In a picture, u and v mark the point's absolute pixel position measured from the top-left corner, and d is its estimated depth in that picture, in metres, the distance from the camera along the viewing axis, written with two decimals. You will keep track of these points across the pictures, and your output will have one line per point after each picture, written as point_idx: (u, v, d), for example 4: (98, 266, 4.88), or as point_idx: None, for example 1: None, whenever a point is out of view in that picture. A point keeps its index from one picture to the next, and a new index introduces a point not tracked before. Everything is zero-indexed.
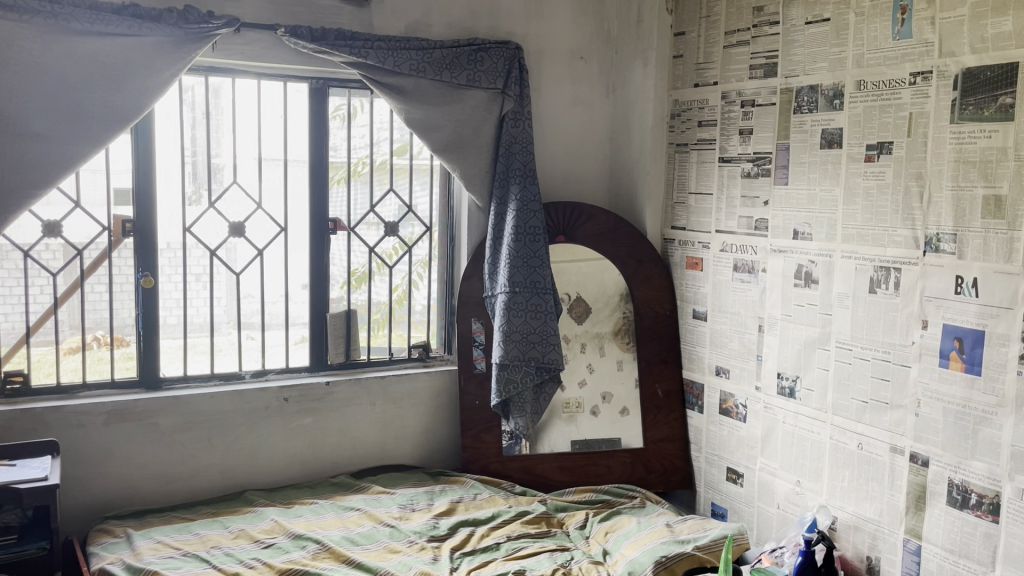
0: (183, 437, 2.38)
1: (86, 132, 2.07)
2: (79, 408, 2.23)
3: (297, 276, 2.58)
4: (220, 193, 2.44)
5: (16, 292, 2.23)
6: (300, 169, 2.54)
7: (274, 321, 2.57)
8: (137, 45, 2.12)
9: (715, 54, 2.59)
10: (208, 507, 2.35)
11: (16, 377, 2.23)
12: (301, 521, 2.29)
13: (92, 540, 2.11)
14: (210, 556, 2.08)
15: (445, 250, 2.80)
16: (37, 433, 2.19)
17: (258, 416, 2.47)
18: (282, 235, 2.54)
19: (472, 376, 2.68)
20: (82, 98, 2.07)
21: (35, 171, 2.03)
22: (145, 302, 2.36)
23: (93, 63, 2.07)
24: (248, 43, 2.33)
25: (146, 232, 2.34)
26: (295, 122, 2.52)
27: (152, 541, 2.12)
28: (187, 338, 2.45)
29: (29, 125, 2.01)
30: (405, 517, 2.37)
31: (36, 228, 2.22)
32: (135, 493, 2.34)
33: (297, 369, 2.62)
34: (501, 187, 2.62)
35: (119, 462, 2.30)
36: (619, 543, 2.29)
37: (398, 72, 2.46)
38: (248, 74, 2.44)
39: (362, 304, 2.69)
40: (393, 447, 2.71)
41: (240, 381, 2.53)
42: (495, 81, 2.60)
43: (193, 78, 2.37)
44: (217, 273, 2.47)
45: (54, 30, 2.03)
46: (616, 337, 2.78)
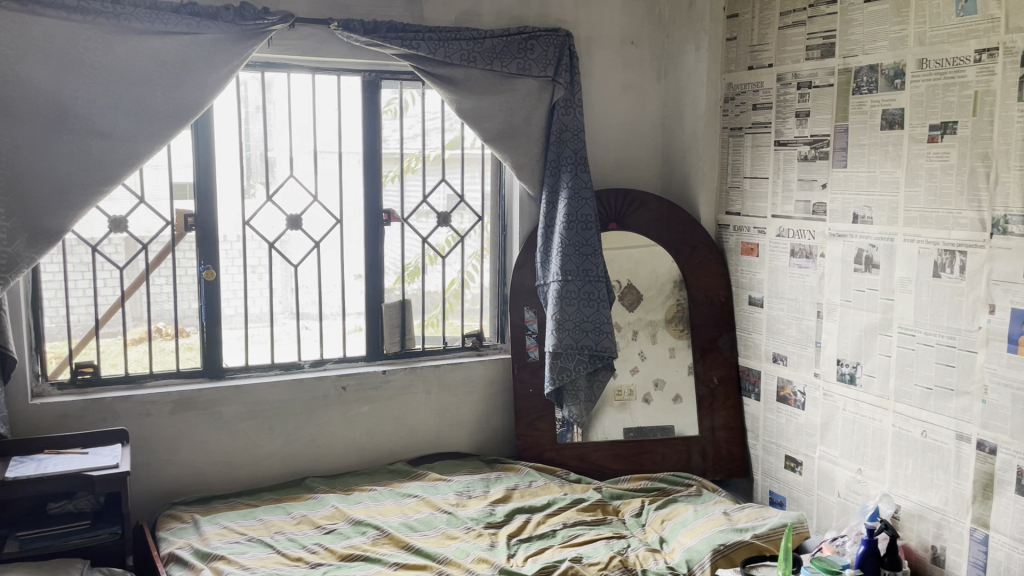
0: (245, 424, 2.44)
1: (150, 129, 2.13)
2: (146, 397, 2.30)
3: (352, 266, 2.62)
4: (277, 187, 2.48)
5: (83, 286, 2.30)
6: (354, 161, 2.57)
7: (330, 311, 2.62)
8: (196, 43, 2.17)
9: (770, 35, 2.55)
10: (270, 493, 2.41)
11: (86, 367, 2.31)
12: (361, 507, 2.33)
13: (161, 526, 2.18)
14: (274, 542, 2.13)
15: (497, 239, 2.82)
16: (106, 421, 2.26)
17: (316, 404, 2.52)
18: (337, 227, 2.58)
19: (526, 364, 2.69)
20: (145, 96, 2.12)
21: (102, 168, 2.09)
22: (207, 294, 2.42)
23: (153, 61, 2.13)
24: (302, 37, 2.36)
25: (208, 227, 2.39)
26: (348, 115, 2.56)
27: (219, 527, 2.18)
28: (247, 328, 2.51)
29: (94, 124, 2.08)
30: (461, 504, 2.40)
31: (102, 223, 2.28)
32: (201, 480, 2.40)
33: (354, 357, 2.66)
34: (552, 175, 2.62)
35: (185, 449, 2.37)
36: (676, 531, 2.28)
37: (448, 63, 2.46)
38: (301, 69, 2.47)
39: (416, 294, 2.72)
40: (449, 435, 2.74)
41: (299, 370, 2.58)
42: (546, 68, 2.59)
43: (249, 74, 2.41)
44: (275, 264, 2.52)
45: (116, 30, 2.09)
46: (669, 324, 2.77)
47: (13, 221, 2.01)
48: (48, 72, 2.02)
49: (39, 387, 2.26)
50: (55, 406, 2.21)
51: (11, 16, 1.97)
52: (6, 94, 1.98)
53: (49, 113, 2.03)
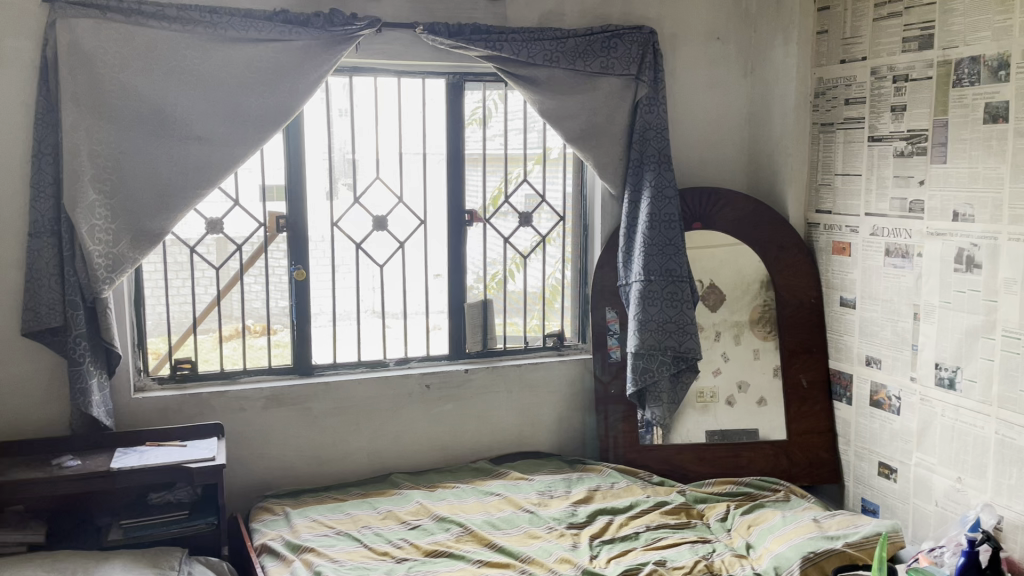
0: (334, 420, 2.50)
1: (244, 134, 2.20)
2: (240, 393, 2.38)
3: (435, 265, 2.66)
4: (364, 189, 2.53)
5: (182, 285, 2.39)
6: (438, 162, 2.61)
7: (414, 309, 2.66)
8: (287, 50, 2.23)
9: (863, 27, 2.47)
10: (357, 488, 2.46)
11: (185, 363, 2.41)
12: (444, 504, 2.36)
13: (254, 517, 2.25)
14: (362, 536, 2.18)
15: (579, 239, 2.81)
16: (203, 415, 2.35)
17: (401, 402, 2.57)
18: (421, 228, 2.62)
19: (607, 365, 2.68)
20: (239, 102, 2.20)
21: (199, 171, 2.17)
22: (298, 293, 2.49)
23: (248, 68, 2.20)
24: (389, 42, 2.41)
25: (299, 228, 2.46)
26: (433, 116, 2.59)
27: (309, 519, 2.24)
28: (335, 326, 2.57)
29: (192, 129, 2.16)
30: (543, 504, 2.40)
31: (199, 225, 2.37)
32: (291, 473, 2.48)
33: (438, 356, 2.70)
34: (635, 174, 2.60)
35: (276, 444, 2.44)
36: (763, 537, 2.23)
37: (531, 63, 2.47)
38: (388, 72, 2.52)
39: (498, 293, 2.74)
40: (531, 434, 2.75)
41: (385, 368, 2.63)
42: (629, 67, 2.57)
43: (337, 79, 2.47)
44: (362, 264, 2.57)
45: (213, 39, 2.17)
46: (755, 325, 2.71)
47: (118, 223, 2.12)
48: (150, 80, 2.12)
49: (141, 381, 2.37)
50: (155, 399, 2.31)
51: (118, 28, 2.08)
52: (113, 102, 2.09)
53: (151, 120, 2.13)
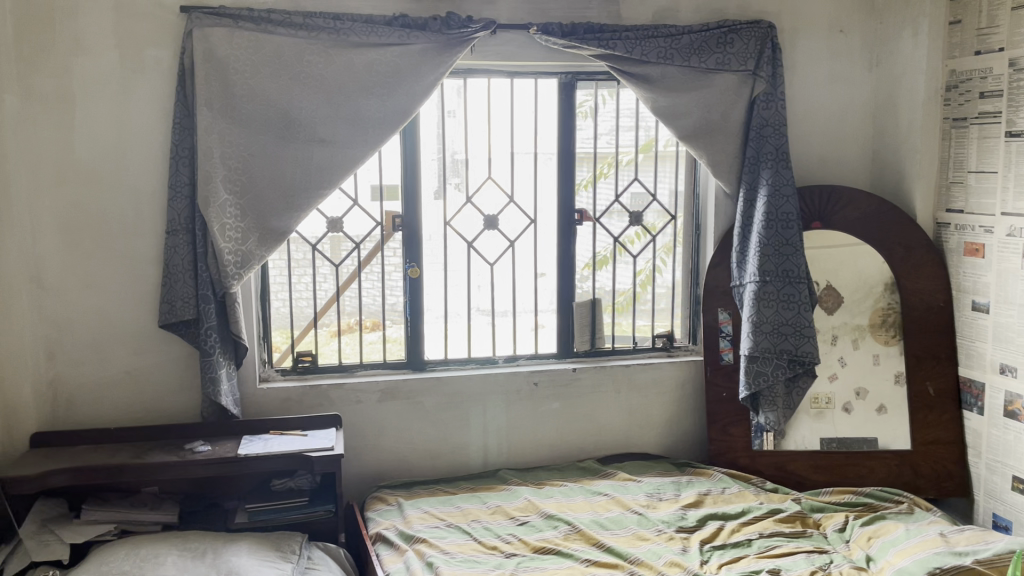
0: (445, 415, 2.55)
1: (364, 136, 2.28)
2: (356, 386, 2.47)
3: (545, 264, 2.68)
4: (476, 188, 2.58)
5: (304, 281, 2.50)
6: (549, 161, 2.62)
7: (524, 307, 2.69)
8: (406, 53, 2.30)
9: (1001, 16, 2.33)
10: (467, 482, 2.51)
11: (306, 356, 2.52)
12: (553, 502, 2.37)
13: (369, 506, 2.33)
14: (472, 529, 2.22)
15: (691, 238, 2.77)
16: (323, 407, 2.45)
17: (510, 399, 2.60)
18: (531, 227, 2.64)
19: (719, 367, 2.63)
20: (360, 105, 2.28)
21: (322, 173, 2.26)
22: (412, 290, 2.56)
23: (369, 71, 2.28)
24: (503, 43, 2.44)
25: (413, 227, 2.52)
26: (545, 115, 2.61)
27: (421, 511, 2.30)
28: (448, 322, 2.63)
29: (316, 131, 2.25)
30: (652, 506, 2.37)
31: (320, 223, 2.47)
32: (403, 465, 2.54)
33: (546, 354, 2.71)
34: (751, 172, 2.54)
35: (390, 436, 2.52)
36: (884, 550, 2.14)
37: (645, 61, 2.45)
38: (501, 73, 2.55)
39: (607, 292, 2.73)
40: (639, 435, 2.73)
41: (494, 365, 2.67)
42: (746, 63, 2.51)
43: (453, 80, 2.52)
44: (474, 263, 2.62)
45: (336, 45, 2.26)
46: (876, 330, 2.60)
47: (247, 222, 2.23)
48: (277, 85, 2.22)
49: (266, 372, 2.49)
50: (278, 390, 2.42)
51: (248, 36, 2.20)
52: (243, 107, 2.20)
53: (279, 123, 2.23)
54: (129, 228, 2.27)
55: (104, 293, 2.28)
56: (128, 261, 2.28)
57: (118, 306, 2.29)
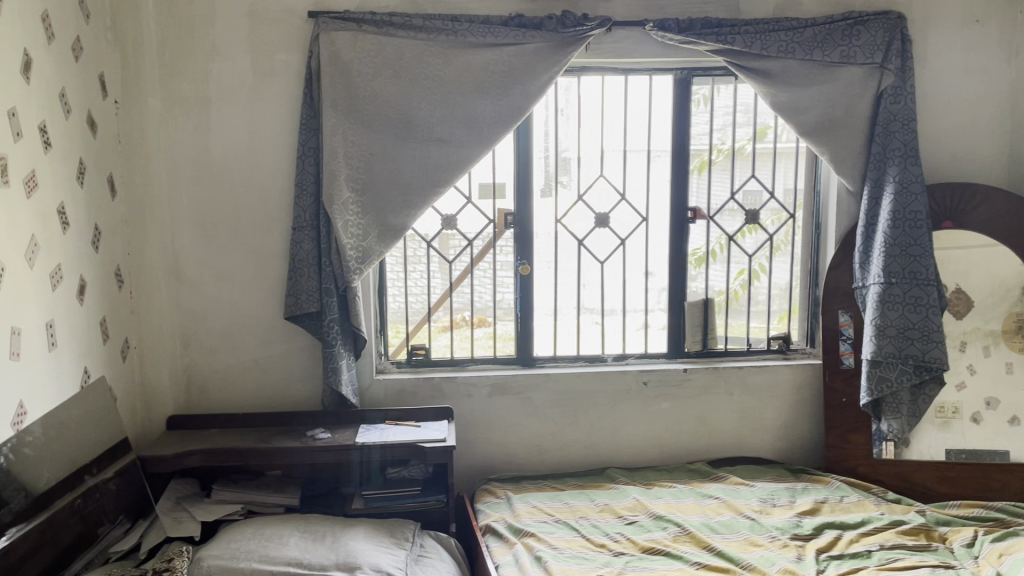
0: (554, 412, 2.57)
1: (478, 135, 2.32)
2: (468, 380, 2.52)
3: (656, 262, 2.65)
4: (588, 186, 2.58)
5: (419, 277, 2.56)
6: (663, 159, 2.60)
7: (634, 306, 2.67)
8: (521, 53, 2.32)
9: None
10: (575, 479, 2.52)
11: (419, 350, 2.58)
12: (662, 503, 2.35)
13: (479, 498, 2.38)
14: (580, 526, 2.23)
15: (810, 237, 2.69)
16: (435, 399, 2.51)
17: (619, 398, 2.59)
18: (643, 225, 2.62)
19: (839, 373, 2.55)
20: (476, 105, 2.32)
21: (438, 171, 2.32)
22: (522, 287, 2.59)
23: (485, 71, 2.31)
24: (619, 40, 2.43)
25: (526, 224, 2.55)
26: (659, 112, 2.58)
27: (529, 505, 2.33)
28: (557, 319, 2.64)
29: (434, 131, 2.31)
30: (765, 512, 2.32)
31: (435, 221, 2.53)
32: (512, 459, 2.58)
33: (656, 354, 2.69)
34: (877, 169, 2.43)
35: (500, 430, 2.55)
36: (1017, 568, 2.00)
37: (764, 56, 2.39)
38: (615, 71, 2.54)
39: (720, 292, 2.68)
40: (751, 439, 2.67)
41: (604, 363, 2.66)
42: (873, 55, 2.40)
43: (567, 78, 2.53)
44: (584, 261, 2.62)
45: (454, 46, 2.31)
46: (1011, 337, 2.48)
47: (367, 218, 2.31)
48: (398, 86, 2.29)
49: (382, 364, 2.57)
50: (394, 382, 2.50)
51: (372, 39, 2.27)
52: (366, 109, 2.28)
53: (398, 123, 2.30)
54: (258, 225, 2.39)
55: (235, 286, 2.41)
56: (256, 256, 2.40)
57: (246, 299, 2.42)
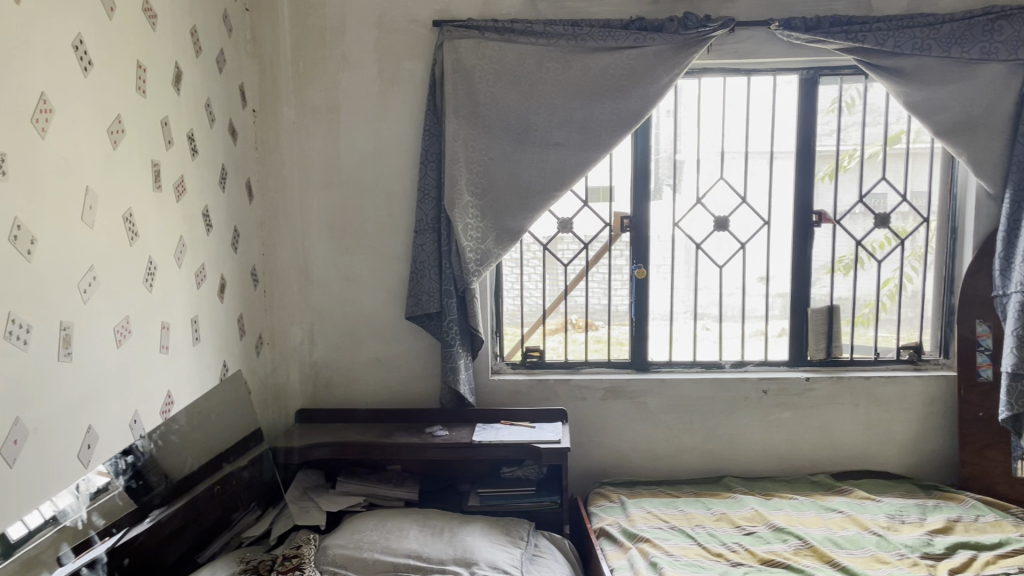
0: (670, 417, 2.54)
1: (596, 139, 2.32)
2: (582, 383, 2.53)
3: (777, 267, 2.58)
4: (708, 189, 2.54)
5: (535, 279, 2.59)
6: (786, 161, 2.53)
7: (754, 312, 2.61)
8: (641, 55, 2.30)
9: None
10: (691, 487, 2.49)
11: (534, 351, 2.62)
12: (782, 514, 2.29)
13: (593, 501, 2.39)
14: (695, 534, 2.19)
15: (944, 242, 2.56)
16: (550, 401, 2.53)
17: (737, 405, 2.54)
18: (765, 228, 2.56)
19: (975, 385, 2.44)
20: (595, 109, 2.32)
21: (556, 175, 2.34)
22: (638, 291, 2.58)
23: (604, 76, 2.31)
24: (742, 41, 2.38)
25: (643, 228, 2.53)
26: (783, 114, 2.51)
27: (643, 510, 2.31)
28: (673, 324, 2.61)
29: (551, 136, 2.33)
30: (893, 528, 2.22)
31: (551, 224, 2.56)
32: (626, 464, 2.57)
33: (777, 362, 2.62)
34: (1020, 171, 2.29)
35: (614, 434, 2.55)
36: None
37: (898, 53, 2.30)
38: (738, 72, 2.50)
39: (846, 299, 2.59)
40: (877, 452, 2.56)
41: (721, 370, 2.61)
42: (1018, 51, 2.27)
43: (687, 81, 2.50)
44: (702, 265, 2.58)
45: (574, 50, 2.32)
46: None
47: (485, 222, 2.36)
48: (517, 92, 2.33)
49: (497, 365, 2.62)
50: (509, 383, 2.54)
51: (493, 46, 2.32)
52: (486, 114, 2.33)
53: (517, 129, 2.34)
54: (383, 228, 2.47)
55: (359, 286, 2.50)
56: (380, 259, 2.49)
57: (370, 299, 2.51)
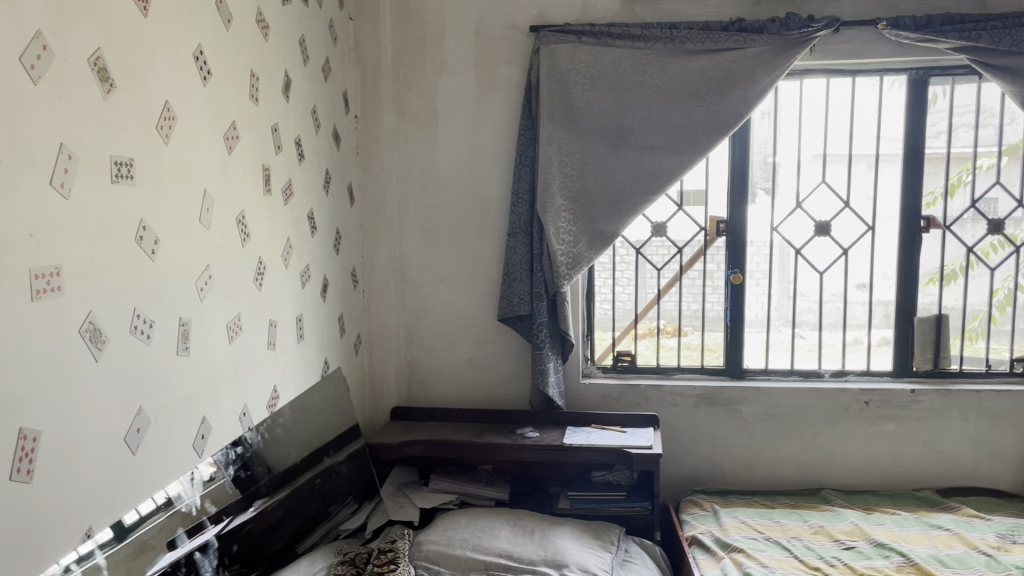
0: (765, 426, 2.49)
1: (693, 143, 2.29)
2: (674, 389, 2.50)
3: (880, 273, 2.50)
4: (808, 193, 2.48)
5: (627, 284, 2.60)
6: (892, 164, 2.45)
7: (855, 320, 2.53)
8: (740, 57, 2.26)
9: None
10: (787, 498, 2.43)
11: (625, 356, 2.61)
12: (884, 530, 2.21)
13: (684, 509, 2.37)
14: (792, 546, 2.13)
15: None
16: (641, 406, 2.52)
17: (836, 415, 2.46)
18: (868, 234, 2.48)
19: None
20: (691, 113, 2.29)
21: (650, 179, 2.32)
22: (734, 296, 2.54)
23: (702, 78, 2.28)
24: (847, 41, 2.31)
25: (740, 233, 2.50)
26: (889, 115, 2.43)
27: (737, 520, 2.27)
28: (770, 332, 2.56)
29: (647, 139, 2.32)
30: (1004, 548, 2.09)
31: (645, 228, 2.56)
32: (719, 472, 2.53)
33: (879, 372, 2.53)
34: None
35: (706, 441, 2.52)
36: None
37: (1015, 52, 2.19)
38: (842, 73, 2.43)
39: (955, 309, 2.48)
40: (988, 469, 2.44)
41: (820, 379, 2.54)
42: None
43: (788, 82, 2.45)
44: (802, 271, 2.52)
45: (672, 53, 2.30)
46: None
47: (578, 226, 2.36)
48: (612, 96, 2.33)
49: (587, 368, 2.63)
50: (600, 387, 2.54)
51: (590, 51, 2.33)
52: (581, 118, 2.34)
53: (612, 132, 2.34)
54: (477, 231, 2.51)
55: (454, 288, 2.55)
56: (475, 262, 2.53)
57: (464, 300, 2.55)
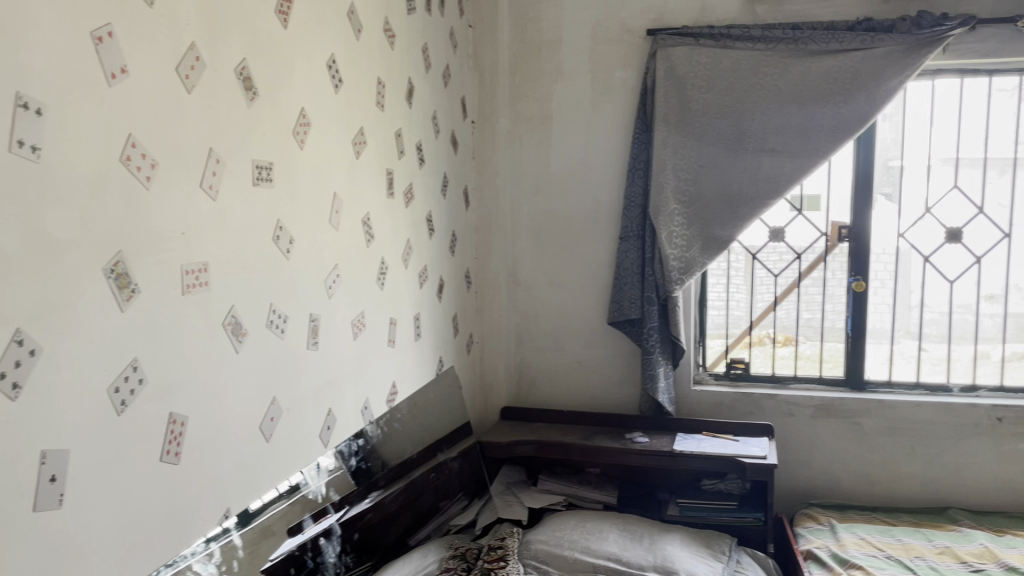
0: (887, 440, 2.40)
1: (816, 146, 2.23)
2: (789, 399, 2.45)
3: (1017, 283, 2.36)
4: (938, 198, 2.37)
5: (741, 291, 2.57)
6: None
7: (988, 333, 2.40)
8: (867, 57, 2.18)
9: None
10: (911, 516, 2.33)
11: (739, 363, 2.58)
12: (1016, 553, 2.08)
13: (799, 522, 2.32)
14: (915, 566, 2.04)
15: None
16: (754, 415, 2.48)
17: (966, 432, 2.34)
18: (1005, 241, 2.35)
19: None
20: (814, 115, 2.23)
21: (769, 183, 2.27)
22: (856, 304, 2.45)
23: (826, 80, 2.22)
24: (983, 39, 2.20)
25: (863, 240, 2.42)
26: None
27: (856, 536, 2.20)
28: (894, 343, 2.46)
29: (766, 143, 2.27)
30: None
31: (763, 233, 2.52)
32: (836, 486, 2.45)
33: (1015, 389, 2.38)
34: None
35: (823, 454, 2.45)
36: None
37: None
38: (978, 73, 2.31)
39: None
40: None
41: (948, 393, 2.42)
42: None
43: (919, 83, 2.35)
44: (930, 280, 2.41)
45: (794, 54, 2.25)
46: None
47: (693, 230, 2.34)
48: (731, 99, 2.29)
49: (699, 375, 2.60)
50: (710, 395, 2.52)
51: (708, 53, 2.30)
52: (698, 122, 2.32)
53: (730, 135, 2.30)
54: (590, 234, 2.52)
55: (566, 291, 2.57)
56: (587, 265, 2.54)
57: (575, 303, 2.57)
